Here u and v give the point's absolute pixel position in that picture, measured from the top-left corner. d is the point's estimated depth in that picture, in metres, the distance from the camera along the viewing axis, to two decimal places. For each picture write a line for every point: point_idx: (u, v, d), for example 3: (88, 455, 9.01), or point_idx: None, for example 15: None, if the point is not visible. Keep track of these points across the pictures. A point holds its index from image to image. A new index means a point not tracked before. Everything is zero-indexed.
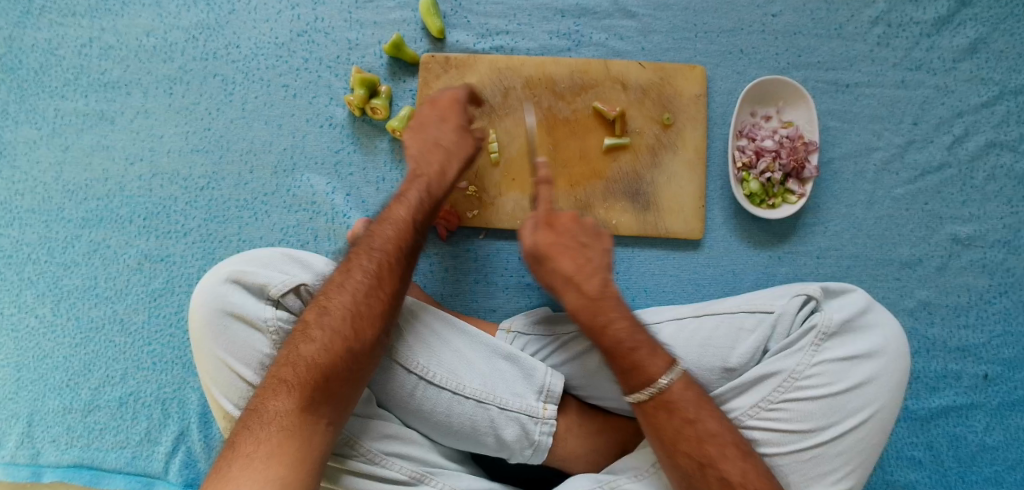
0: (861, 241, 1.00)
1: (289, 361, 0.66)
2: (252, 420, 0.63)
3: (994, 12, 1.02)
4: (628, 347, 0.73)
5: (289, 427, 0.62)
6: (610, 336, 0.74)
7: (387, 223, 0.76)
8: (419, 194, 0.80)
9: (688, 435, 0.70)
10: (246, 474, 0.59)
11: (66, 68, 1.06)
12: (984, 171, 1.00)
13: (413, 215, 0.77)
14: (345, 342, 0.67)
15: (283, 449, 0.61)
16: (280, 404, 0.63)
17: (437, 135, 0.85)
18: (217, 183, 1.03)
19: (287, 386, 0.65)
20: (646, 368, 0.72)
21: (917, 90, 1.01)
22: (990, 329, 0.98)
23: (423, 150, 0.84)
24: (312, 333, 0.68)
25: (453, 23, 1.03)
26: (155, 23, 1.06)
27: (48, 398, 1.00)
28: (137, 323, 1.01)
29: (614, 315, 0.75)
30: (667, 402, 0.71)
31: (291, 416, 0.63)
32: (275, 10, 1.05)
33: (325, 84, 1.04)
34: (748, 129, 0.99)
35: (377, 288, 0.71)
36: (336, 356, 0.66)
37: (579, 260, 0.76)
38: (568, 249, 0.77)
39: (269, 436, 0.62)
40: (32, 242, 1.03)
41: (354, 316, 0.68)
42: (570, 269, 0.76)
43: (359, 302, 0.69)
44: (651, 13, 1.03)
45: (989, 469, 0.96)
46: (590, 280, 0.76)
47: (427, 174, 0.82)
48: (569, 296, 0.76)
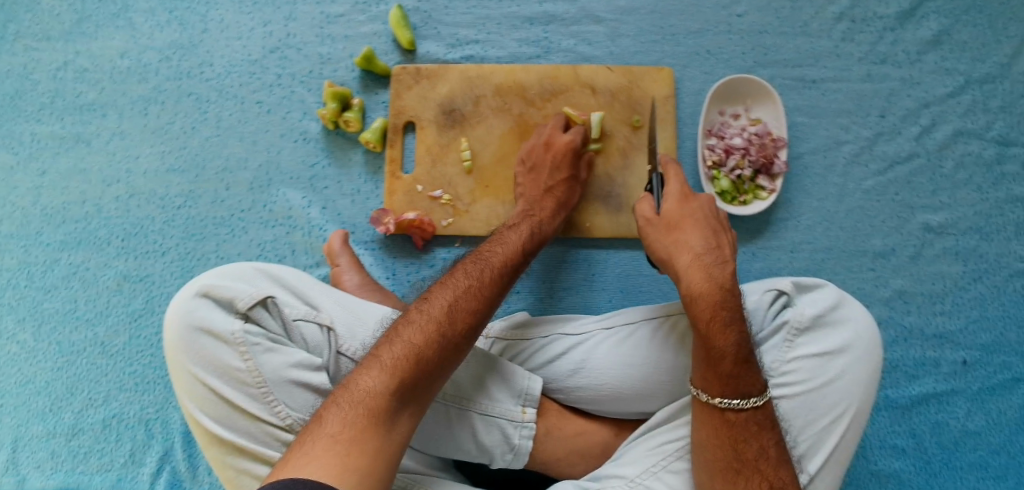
0: (834, 234, 1.00)
1: (386, 344, 0.63)
2: (339, 399, 0.59)
3: (955, 5, 1.04)
4: (743, 355, 0.70)
5: (375, 411, 0.58)
6: (727, 335, 0.70)
7: (501, 244, 0.79)
8: (530, 228, 0.85)
9: (768, 454, 0.69)
10: (327, 454, 0.54)
11: (42, 92, 1.07)
12: (952, 160, 1.01)
13: (525, 243, 0.81)
14: (443, 331, 0.64)
15: (365, 433, 0.56)
16: (369, 384, 0.59)
17: (550, 182, 0.92)
18: (194, 201, 1.04)
19: (380, 366, 0.61)
20: (750, 380, 0.69)
21: (883, 82, 1.02)
22: (966, 315, 0.99)
23: (536, 195, 0.91)
24: (412, 318, 0.66)
25: (424, 34, 1.05)
26: (129, 45, 1.07)
27: (31, 423, 1.00)
28: (118, 345, 1.02)
29: (738, 312, 0.72)
30: (760, 420, 0.70)
31: (381, 398, 0.59)
32: (247, 28, 1.06)
33: (299, 99, 1.05)
34: (717, 127, 1.00)
35: (478, 287, 0.70)
36: (434, 344, 0.63)
37: (715, 252, 0.77)
38: (701, 236, 0.78)
39: (356, 418, 0.57)
40: (12, 267, 1.04)
41: (456, 308, 0.66)
42: (700, 255, 0.76)
43: (462, 296, 0.68)
44: (617, 18, 1.05)
45: (974, 455, 0.96)
46: (721, 269, 0.75)
47: (539, 215, 0.88)
48: (695, 279, 0.74)
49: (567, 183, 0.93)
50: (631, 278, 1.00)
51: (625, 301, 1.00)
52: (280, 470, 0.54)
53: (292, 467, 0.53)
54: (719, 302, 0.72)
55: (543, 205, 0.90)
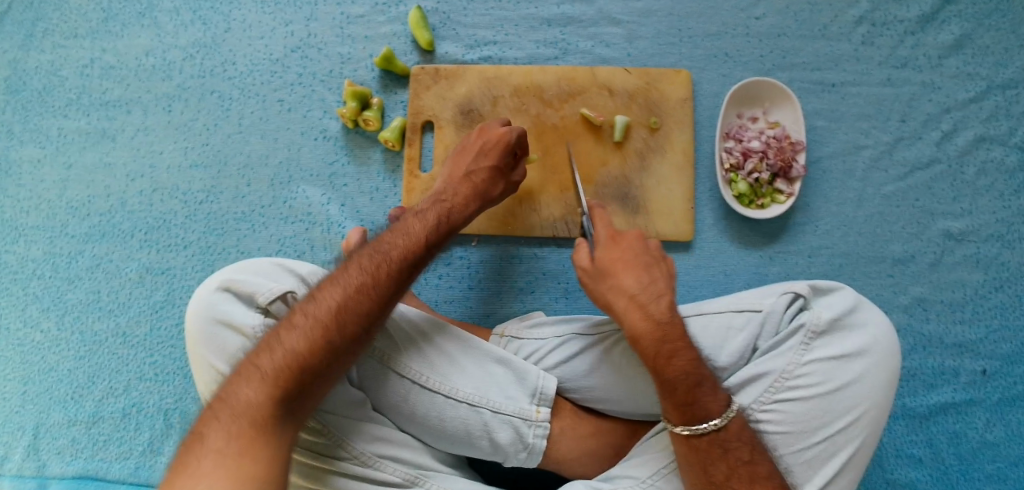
0: (852, 239, 1.00)
1: (266, 350, 0.63)
2: (219, 412, 0.60)
3: (978, 8, 1.02)
4: (692, 380, 0.74)
5: (261, 419, 0.59)
6: (676, 366, 0.74)
7: (400, 234, 0.76)
8: (437, 217, 0.80)
9: (740, 473, 0.72)
10: (210, 471, 0.55)
11: (69, 88, 1.09)
12: (974, 166, 1.00)
13: (430, 234, 0.77)
14: (326, 335, 0.65)
15: (251, 443, 0.57)
16: (250, 394, 0.60)
17: (472, 168, 0.88)
18: (215, 197, 1.06)
19: (259, 376, 0.62)
20: (706, 404, 0.73)
21: (904, 87, 1.01)
22: (986, 324, 0.98)
23: (455, 180, 0.87)
24: (294, 322, 0.65)
25: (443, 35, 1.06)
26: (154, 43, 1.09)
27: (53, 410, 1.02)
28: (139, 336, 1.04)
29: (681, 342, 0.76)
30: (723, 442, 0.73)
31: (262, 407, 0.60)
32: (269, 27, 1.08)
33: (319, 98, 1.06)
34: (735, 130, 1.00)
35: (369, 286, 0.69)
36: (316, 347, 0.64)
37: (649, 285, 0.81)
38: (634, 270, 0.82)
39: (240, 431, 0.58)
40: (37, 258, 1.06)
41: (344, 311, 0.66)
42: (635, 292, 0.80)
43: (349, 296, 0.68)
44: (635, 20, 1.05)
45: (992, 466, 0.95)
46: (658, 303, 0.79)
47: (451, 201, 0.84)
48: (635, 319, 0.78)
49: (490, 171, 0.88)
50: None
51: None
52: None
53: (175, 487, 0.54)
54: (660, 338, 0.76)
55: (458, 190, 0.86)
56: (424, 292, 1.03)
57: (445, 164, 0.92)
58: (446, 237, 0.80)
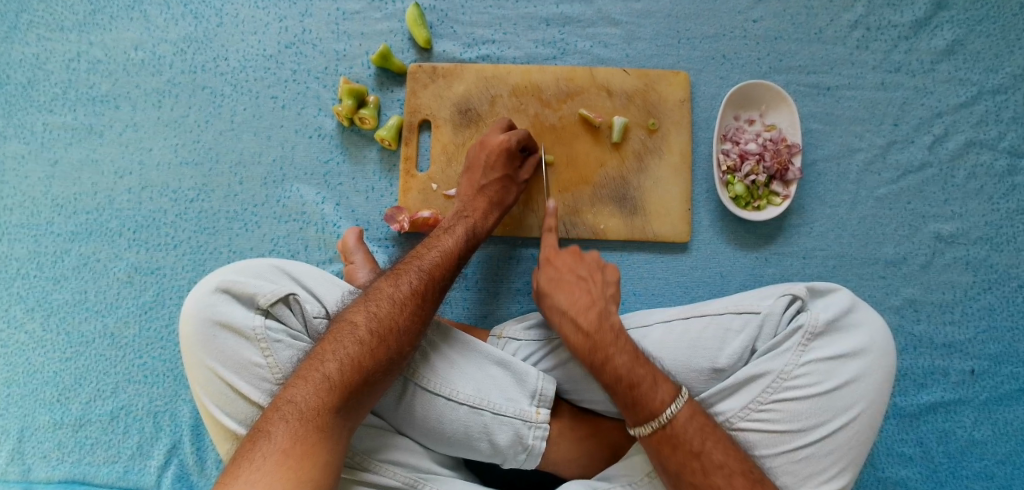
0: (846, 241, 1.01)
1: (330, 360, 0.69)
2: (285, 414, 0.65)
3: (970, 14, 1.04)
4: (628, 383, 0.76)
5: (325, 428, 0.65)
6: (610, 371, 0.77)
7: (437, 251, 0.84)
8: (465, 231, 0.88)
9: (693, 466, 0.72)
10: (281, 470, 0.61)
11: (55, 82, 1.06)
12: (964, 170, 1.01)
13: (460, 250, 0.85)
14: (385, 350, 0.72)
15: (316, 448, 0.63)
16: (317, 402, 0.66)
17: (482, 181, 0.92)
18: (206, 195, 1.03)
19: (325, 383, 0.67)
20: (648, 402, 0.74)
21: (897, 91, 1.03)
22: (975, 325, 1.00)
23: (470, 196, 0.92)
24: (359, 335, 0.72)
25: (440, 33, 1.05)
26: (143, 36, 1.07)
27: (38, 413, 1.00)
28: (127, 337, 1.01)
29: (612, 346, 0.78)
30: (671, 437, 0.73)
31: (328, 414, 0.66)
32: (263, 22, 1.06)
33: (314, 95, 1.05)
34: (732, 133, 1.00)
35: (418, 307, 0.77)
36: (377, 362, 0.71)
37: (579, 299, 0.83)
38: (566, 285, 0.85)
39: (307, 434, 0.64)
40: (22, 257, 1.03)
41: (402, 330, 0.74)
42: (565, 305, 0.83)
43: (406, 314, 0.75)
44: (634, 21, 1.04)
45: (979, 464, 0.97)
46: (587, 314, 0.81)
47: (472, 217, 0.90)
48: (569, 331, 0.81)
49: (500, 181, 0.92)
50: (643, 281, 1.01)
51: (638, 304, 1.00)
52: (229, 482, 0.60)
53: (245, 481, 0.60)
54: (591, 347, 0.79)
55: (475, 205, 0.92)
56: None
57: (459, 179, 0.95)
58: (470, 251, 0.88)
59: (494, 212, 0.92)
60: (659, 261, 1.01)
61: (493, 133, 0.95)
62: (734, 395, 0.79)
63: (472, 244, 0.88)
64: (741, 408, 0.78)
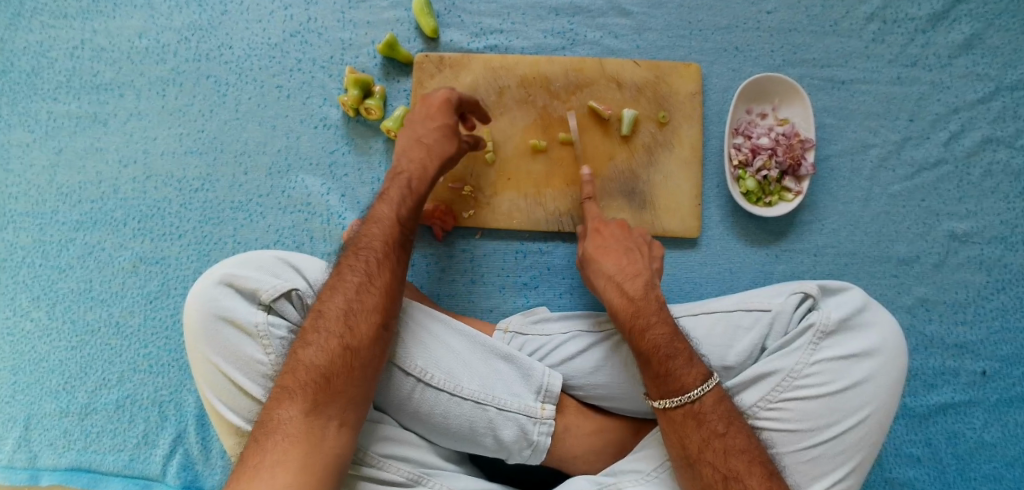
0: (858, 238, 0.99)
1: (288, 370, 0.69)
2: (256, 432, 0.65)
3: (989, 8, 1.01)
4: (664, 353, 0.75)
5: (295, 434, 0.64)
6: (649, 340, 0.76)
7: (374, 222, 0.79)
8: (401, 191, 0.83)
9: (714, 446, 0.71)
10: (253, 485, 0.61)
11: (59, 70, 1.05)
12: (980, 168, 0.99)
13: (399, 212, 0.80)
14: (340, 340, 0.70)
15: (285, 458, 0.63)
16: (285, 413, 0.66)
17: (421, 133, 0.87)
18: (211, 185, 1.03)
19: (287, 393, 0.67)
20: (681, 376, 0.74)
21: (913, 86, 1.01)
22: (987, 325, 0.98)
23: (406, 148, 0.87)
24: (308, 338, 0.70)
25: (447, 22, 1.03)
26: (148, 24, 1.05)
27: (44, 401, 1.00)
28: (133, 326, 1.01)
29: (654, 315, 0.79)
30: (697, 414, 0.72)
31: (294, 421, 0.65)
32: (268, 10, 1.04)
33: (320, 85, 1.03)
34: (744, 126, 0.98)
35: (365, 284, 0.73)
36: (334, 355, 0.69)
37: (627, 266, 0.85)
38: (613, 253, 0.87)
39: (276, 445, 0.63)
40: (26, 246, 1.03)
41: (351, 315, 0.71)
42: (612, 271, 0.84)
43: (353, 299, 0.72)
44: (645, 11, 1.02)
45: (989, 465, 0.96)
46: (633, 282, 0.82)
47: (408, 171, 0.85)
48: (612, 296, 0.82)
49: (443, 134, 0.87)
50: None
51: None
52: None
53: None
54: (635, 311, 0.80)
55: (411, 157, 0.86)
56: (425, 285, 1.00)
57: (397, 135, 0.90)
58: (416, 211, 0.83)
59: (433, 164, 0.86)
60: (668, 257, 1.00)
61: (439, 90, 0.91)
62: (746, 390, 0.78)
63: (415, 203, 0.83)
64: (752, 405, 0.77)
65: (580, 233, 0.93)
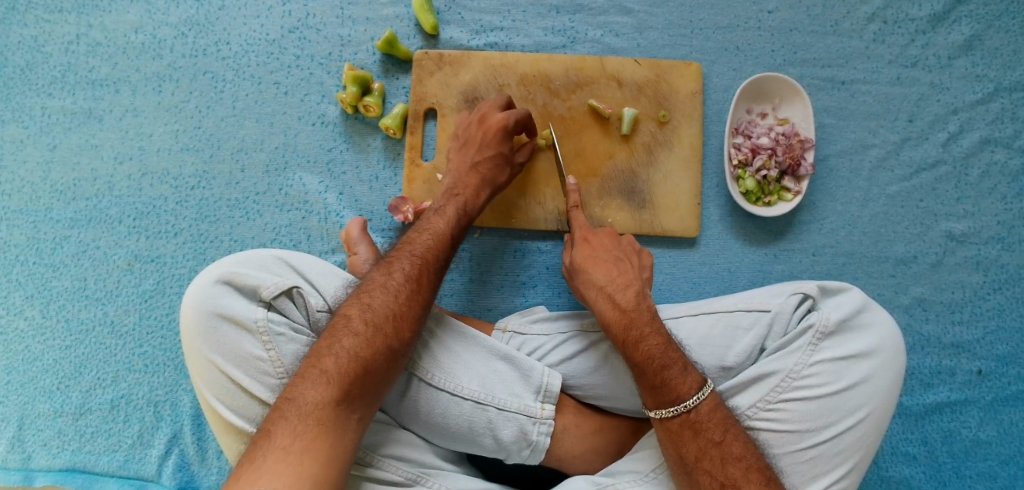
0: (856, 238, 0.99)
1: (328, 355, 0.68)
2: (285, 411, 0.64)
3: (989, 9, 1.01)
4: (659, 364, 0.75)
5: (326, 421, 0.64)
6: (643, 350, 0.76)
7: (426, 234, 0.82)
8: (454, 211, 0.87)
9: (711, 454, 0.71)
10: (280, 466, 0.60)
11: (53, 66, 1.04)
12: (978, 168, 1.00)
13: (450, 231, 0.84)
14: (386, 338, 0.70)
15: (314, 444, 0.62)
16: (317, 396, 0.65)
17: (476, 157, 0.91)
18: (208, 183, 1.02)
19: (323, 377, 0.66)
20: (676, 386, 0.74)
21: (912, 86, 1.01)
22: (984, 325, 0.99)
23: (461, 173, 0.91)
24: (355, 327, 0.70)
25: (447, 19, 1.02)
26: (144, 19, 1.04)
27: (38, 401, 0.99)
28: (128, 325, 1.00)
29: (647, 327, 0.79)
30: (693, 423, 0.72)
31: (326, 407, 0.64)
32: (266, 6, 1.03)
33: (318, 82, 1.02)
34: (744, 126, 0.98)
35: (416, 291, 0.75)
36: (377, 351, 0.69)
37: (618, 277, 0.84)
38: (604, 264, 0.86)
39: (306, 429, 0.63)
40: (20, 243, 1.02)
41: (400, 318, 0.72)
42: (603, 283, 0.84)
43: (404, 304, 0.74)
44: (646, 9, 1.02)
45: (983, 464, 0.97)
46: (624, 293, 0.82)
47: (463, 195, 0.89)
48: (603, 308, 0.82)
49: (495, 160, 0.91)
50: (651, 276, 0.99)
51: None
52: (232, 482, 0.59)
53: (245, 482, 0.59)
54: (627, 323, 0.79)
55: (467, 182, 0.90)
56: None
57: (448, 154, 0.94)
58: (462, 230, 0.87)
59: (484, 190, 0.90)
60: (667, 256, 0.99)
61: (492, 111, 0.93)
62: (744, 391, 0.78)
63: (464, 224, 0.87)
64: (750, 407, 0.77)
65: (566, 240, 0.92)
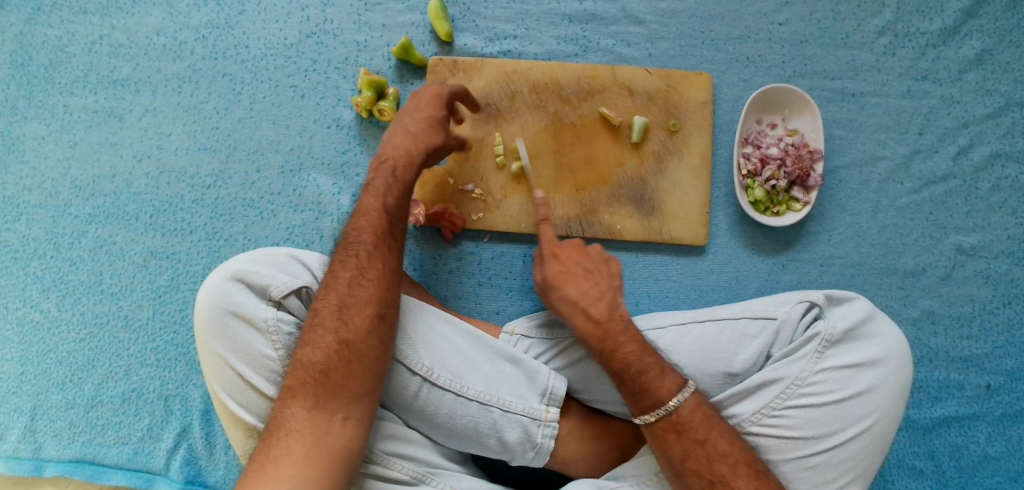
0: (865, 250, 1.00)
1: (292, 369, 0.70)
2: (263, 431, 0.67)
3: (1000, 24, 1.02)
4: (636, 370, 0.76)
5: (297, 428, 0.65)
6: (621, 358, 0.77)
7: (361, 216, 0.80)
8: (386, 181, 0.82)
9: (696, 454, 0.71)
10: (257, 478, 0.62)
11: (76, 65, 1.07)
12: (988, 182, 1.00)
13: (385, 203, 0.80)
14: (336, 337, 0.71)
15: (287, 452, 0.63)
16: (289, 409, 0.67)
17: (409, 124, 0.85)
18: (224, 182, 1.04)
19: (290, 391, 0.68)
20: (656, 390, 0.74)
21: (923, 100, 1.01)
22: (993, 340, 0.98)
23: (393, 137, 0.85)
24: (306, 336, 0.72)
25: (462, 26, 1.04)
26: (166, 22, 1.07)
27: (51, 392, 1.01)
28: (141, 320, 1.02)
29: (621, 335, 0.79)
30: (676, 425, 0.73)
31: (296, 417, 0.66)
32: (285, 11, 1.06)
33: (333, 86, 1.04)
34: (753, 136, 0.99)
35: (358, 278, 0.75)
36: (329, 351, 0.70)
37: (589, 290, 0.83)
38: (574, 277, 0.85)
39: (280, 441, 0.64)
40: (39, 238, 1.04)
41: (344, 310, 0.72)
42: (575, 297, 0.83)
43: (346, 295, 0.73)
44: (658, 20, 1.03)
45: (991, 480, 0.96)
46: (598, 305, 0.82)
47: (394, 159, 0.84)
48: (579, 321, 0.81)
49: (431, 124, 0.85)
50: (658, 284, 1.00)
51: (652, 306, 0.99)
52: None
53: None
54: (602, 335, 0.79)
55: (397, 145, 0.85)
56: (433, 287, 1.01)
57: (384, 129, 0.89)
58: (402, 198, 0.82)
59: (419, 152, 0.84)
60: (674, 264, 1.00)
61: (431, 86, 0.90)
62: (747, 398, 0.78)
63: (401, 191, 0.82)
64: (753, 413, 0.77)
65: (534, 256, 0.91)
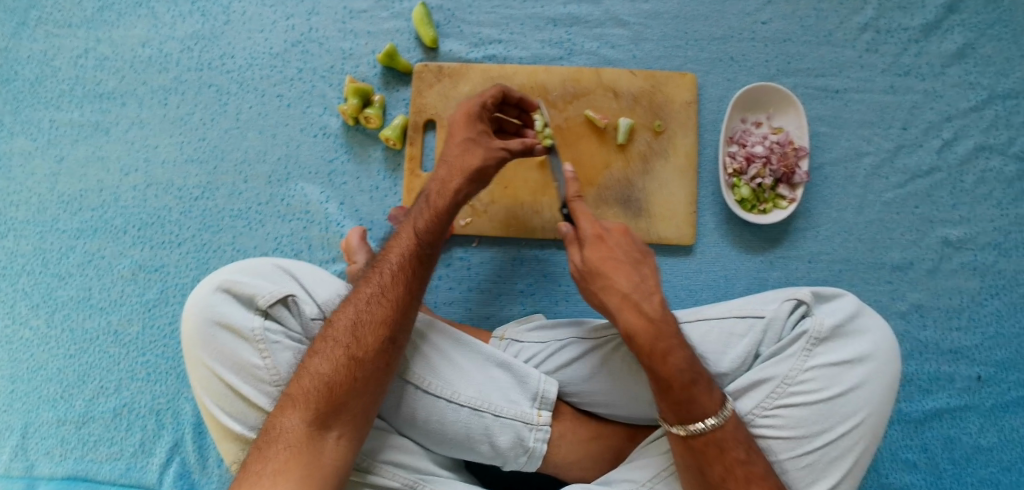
0: (852, 246, 1.00)
1: (297, 379, 0.70)
2: (260, 439, 0.67)
3: (981, 17, 1.03)
4: (688, 379, 0.71)
5: (294, 443, 0.66)
6: (671, 364, 0.71)
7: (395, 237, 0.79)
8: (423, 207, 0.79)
9: (737, 475, 0.70)
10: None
11: (62, 80, 1.07)
12: (973, 175, 1.00)
13: (421, 226, 0.78)
14: (346, 350, 0.71)
15: (283, 468, 0.64)
16: (289, 422, 0.67)
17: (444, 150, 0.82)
18: (211, 193, 1.04)
19: (292, 402, 0.68)
20: (702, 400, 0.71)
21: (906, 95, 1.02)
22: (982, 331, 0.99)
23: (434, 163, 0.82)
24: (317, 347, 0.72)
25: (446, 32, 1.04)
26: (150, 34, 1.07)
27: (42, 410, 1.00)
28: (131, 334, 1.02)
29: (675, 339, 0.73)
30: (719, 441, 0.71)
31: (296, 430, 0.66)
32: (269, 21, 1.06)
33: (319, 94, 1.05)
34: (739, 135, 0.99)
35: (380, 295, 0.73)
36: (339, 366, 0.70)
37: (641, 284, 0.76)
38: (620, 267, 0.77)
39: (279, 453, 0.65)
40: (26, 254, 1.04)
41: (358, 325, 0.72)
42: (627, 289, 0.75)
43: (363, 310, 0.73)
44: (642, 21, 1.04)
45: (985, 471, 0.96)
46: (651, 300, 0.75)
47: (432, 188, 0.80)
48: (630, 318, 0.74)
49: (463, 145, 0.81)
50: None
51: None
52: None
53: None
54: (656, 334, 0.72)
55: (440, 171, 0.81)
56: None
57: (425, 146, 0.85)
58: (440, 223, 0.78)
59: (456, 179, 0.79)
60: (663, 264, 1.00)
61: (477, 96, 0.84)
62: (742, 398, 0.78)
63: (441, 218, 0.78)
64: (747, 413, 0.77)
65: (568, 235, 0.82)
